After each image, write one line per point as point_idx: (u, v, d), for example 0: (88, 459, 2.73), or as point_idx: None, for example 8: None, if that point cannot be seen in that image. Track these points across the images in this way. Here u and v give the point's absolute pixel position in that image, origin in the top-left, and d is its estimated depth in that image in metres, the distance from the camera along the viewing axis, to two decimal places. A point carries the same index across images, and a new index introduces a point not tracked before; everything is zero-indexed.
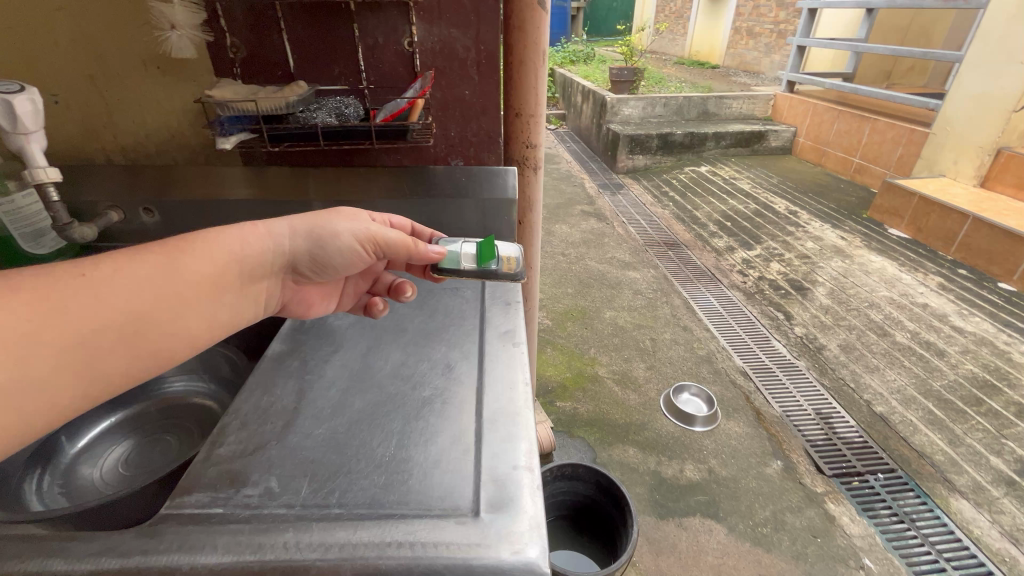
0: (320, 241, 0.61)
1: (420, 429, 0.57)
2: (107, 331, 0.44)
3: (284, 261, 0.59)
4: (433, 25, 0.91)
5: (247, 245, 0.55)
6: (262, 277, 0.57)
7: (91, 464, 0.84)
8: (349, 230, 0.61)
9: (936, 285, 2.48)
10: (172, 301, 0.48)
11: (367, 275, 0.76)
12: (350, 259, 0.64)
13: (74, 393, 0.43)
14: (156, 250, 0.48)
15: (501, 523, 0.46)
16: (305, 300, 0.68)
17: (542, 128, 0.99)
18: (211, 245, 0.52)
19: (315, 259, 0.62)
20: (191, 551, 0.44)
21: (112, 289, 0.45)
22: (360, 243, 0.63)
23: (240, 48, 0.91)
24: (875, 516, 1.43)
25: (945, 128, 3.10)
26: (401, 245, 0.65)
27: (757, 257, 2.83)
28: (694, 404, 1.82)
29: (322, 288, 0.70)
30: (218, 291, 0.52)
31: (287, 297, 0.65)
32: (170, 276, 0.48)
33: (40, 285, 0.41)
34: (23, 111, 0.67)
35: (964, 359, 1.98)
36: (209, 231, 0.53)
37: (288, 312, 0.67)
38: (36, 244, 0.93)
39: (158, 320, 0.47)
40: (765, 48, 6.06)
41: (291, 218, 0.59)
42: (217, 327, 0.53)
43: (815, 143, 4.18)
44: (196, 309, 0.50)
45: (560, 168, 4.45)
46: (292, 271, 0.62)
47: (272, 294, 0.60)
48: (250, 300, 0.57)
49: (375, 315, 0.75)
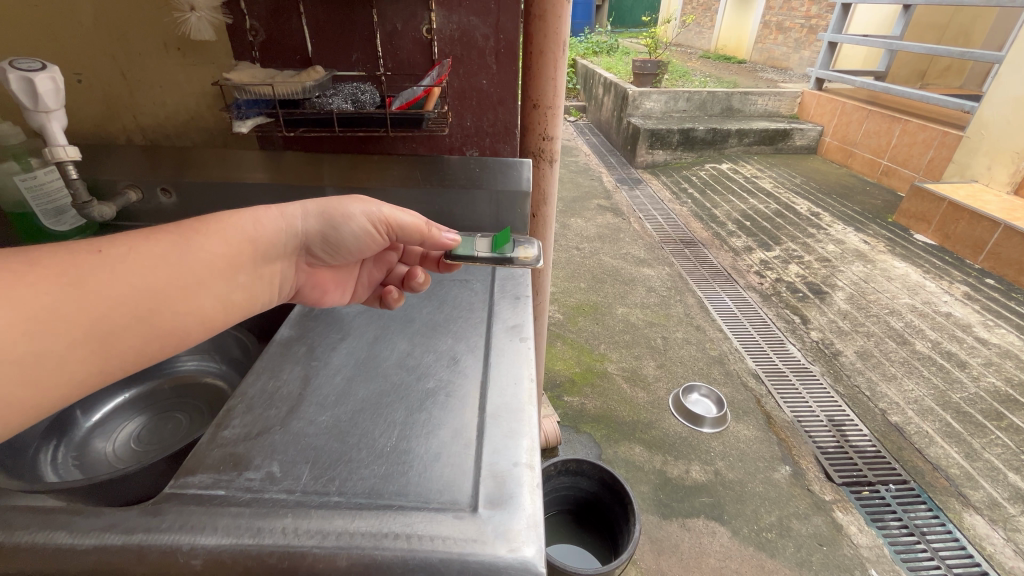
0: (333, 223, 0.61)
1: (422, 421, 0.57)
2: (123, 308, 0.44)
3: (298, 244, 0.60)
4: (452, 12, 0.89)
5: (262, 226, 0.56)
6: (276, 259, 0.58)
7: (104, 438, 0.86)
8: (362, 211, 0.61)
9: (961, 295, 2.41)
10: (187, 280, 0.48)
11: (381, 263, 0.76)
12: (363, 241, 0.65)
13: (88, 369, 0.43)
14: (171, 230, 0.49)
15: (499, 519, 0.46)
16: (317, 286, 0.68)
17: (559, 120, 0.96)
18: (225, 225, 0.53)
19: (328, 241, 0.62)
20: (192, 532, 0.44)
21: (128, 266, 0.45)
22: (374, 226, 0.63)
23: (259, 32, 0.91)
24: (885, 527, 1.40)
25: (980, 132, 2.99)
26: (415, 229, 0.65)
27: (775, 258, 2.77)
28: (703, 405, 1.80)
29: (334, 274, 0.70)
30: (233, 271, 0.52)
31: (302, 281, 0.65)
32: (185, 255, 0.49)
33: (57, 262, 0.42)
34: (44, 90, 0.68)
35: (986, 372, 1.93)
36: (223, 213, 0.54)
37: (302, 298, 0.68)
38: (57, 221, 0.95)
39: (175, 299, 0.48)
40: (794, 43, 5.90)
41: (304, 200, 0.60)
42: (231, 308, 0.53)
43: (841, 144, 4.07)
44: (212, 288, 0.50)
45: (578, 160, 4.41)
46: (306, 254, 0.63)
47: (285, 277, 0.61)
48: (263, 282, 0.57)
49: (390, 305, 0.75)
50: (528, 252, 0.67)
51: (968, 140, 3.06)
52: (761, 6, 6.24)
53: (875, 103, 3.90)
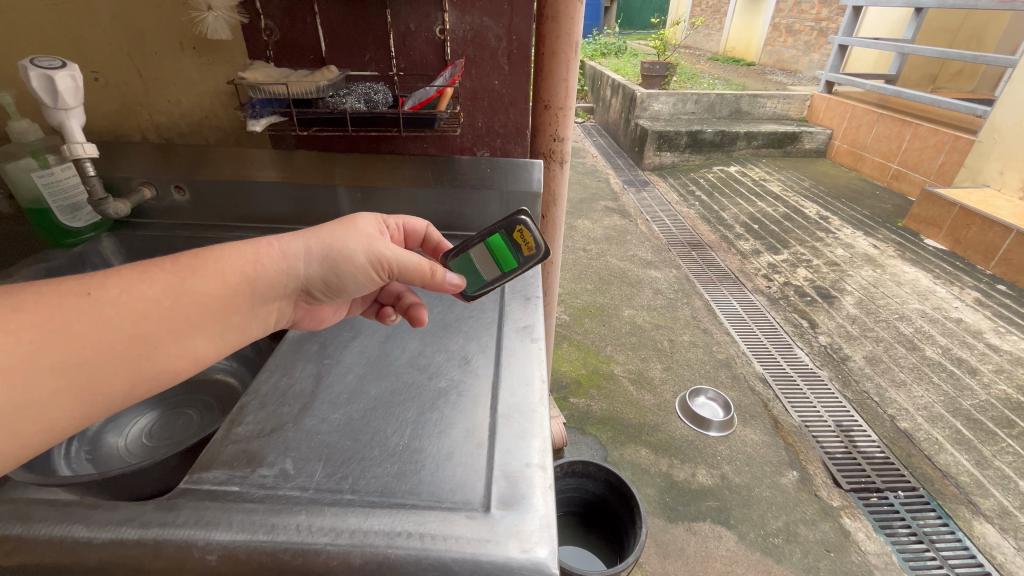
0: (336, 266, 0.57)
1: (434, 420, 0.57)
2: (107, 354, 0.43)
3: (299, 284, 0.57)
4: (466, 12, 0.90)
5: (262, 267, 0.52)
6: (275, 299, 0.55)
7: (116, 433, 0.87)
8: (367, 256, 0.57)
9: (972, 301, 2.38)
10: (178, 326, 0.47)
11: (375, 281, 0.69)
12: (363, 283, 0.61)
13: (70, 415, 0.42)
14: (168, 268, 0.47)
15: (511, 519, 0.46)
16: (315, 315, 0.65)
17: (570, 122, 0.97)
18: (223, 265, 0.50)
19: (329, 285, 0.59)
20: (206, 527, 0.45)
21: (116, 311, 0.43)
22: (375, 269, 0.59)
23: (274, 31, 0.91)
24: (893, 534, 1.39)
25: (992, 137, 2.97)
26: (418, 271, 0.60)
27: (783, 262, 2.76)
28: (710, 409, 1.79)
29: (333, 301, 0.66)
30: (227, 315, 0.51)
31: (299, 315, 0.62)
32: (176, 299, 0.46)
33: (41, 304, 0.40)
34: (64, 88, 0.69)
35: (997, 379, 1.91)
36: (223, 248, 0.51)
37: (298, 326, 0.65)
38: (72, 217, 0.96)
39: (163, 346, 0.46)
40: (804, 46, 5.87)
41: (308, 238, 0.56)
42: (222, 349, 0.52)
43: (851, 147, 4.04)
44: (202, 333, 0.49)
45: (585, 162, 4.41)
46: (306, 292, 0.60)
47: (283, 314, 0.58)
48: (259, 320, 0.55)
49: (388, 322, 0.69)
50: (526, 238, 0.68)
51: (979, 145, 3.04)
52: (770, 8, 6.21)
53: (885, 107, 3.87)
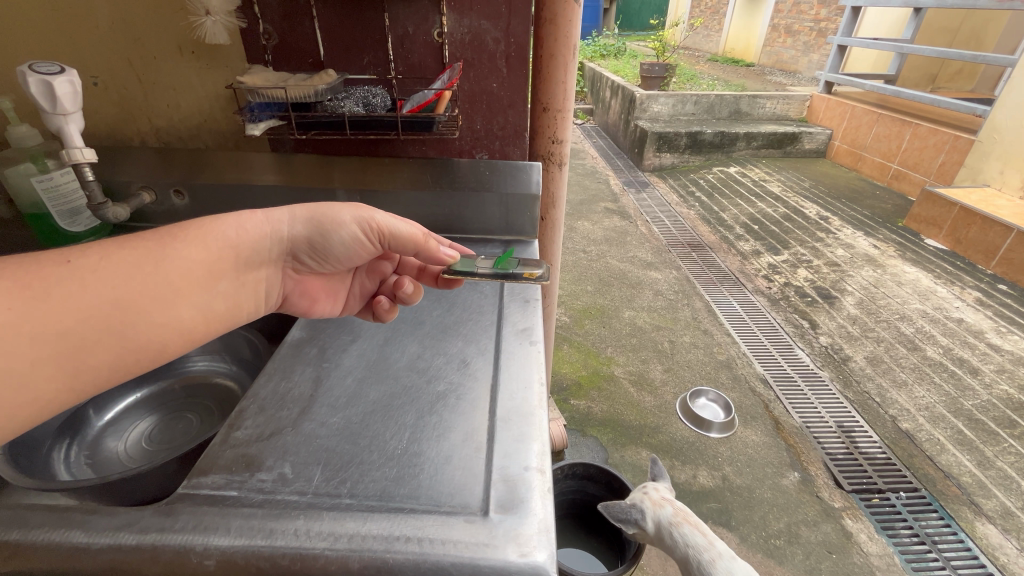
0: (321, 230, 0.60)
1: (433, 424, 0.57)
2: (93, 319, 0.44)
3: (283, 247, 0.59)
4: (464, 16, 0.90)
5: (245, 232, 0.55)
6: (259, 265, 0.57)
7: (115, 437, 0.87)
8: (350, 216, 0.60)
9: (973, 301, 2.38)
10: (162, 291, 0.48)
11: (374, 273, 0.73)
12: (353, 248, 0.63)
13: (58, 386, 0.42)
14: (148, 237, 0.49)
15: (510, 524, 0.46)
16: (307, 297, 0.67)
17: (569, 124, 0.99)
18: (205, 232, 0.52)
19: (315, 249, 0.61)
20: (205, 533, 0.45)
21: (99, 276, 0.45)
22: (364, 233, 0.62)
23: (272, 35, 0.91)
24: (895, 535, 1.39)
25: (992, 136, 2.97)
26: (410, 239, 0.64)
27: (783, 263, 2.75)
28: (710, 410, 1.79)
29: (324, 283, 0.68)
30: (213, 280, 0.52)
31: (289, 290, 0.64)
32: (160, 264, 0.48)
33: (24, 272, 0.41)
34: (63, 93, 0.69)
35: (999, 379, 1.90)
36: (203, 220, 0.53)
37: (291, 309, 0.66)
38: (72, 222, 0.95)
39: (149, 311, 0.47)
40: (803, 47, 5.88)
41: (291, 206, 0.59)
42: (211, 318, 0.53)
43: (851, 147, 4.04)
44: (190, 297, 0.50)
45: (585, 163, 4.41)
46: (292, 259, 0.62)
47: (271, 284, 0.60)
48: (247, 289, 0.57)
49: (382, 316, 0.72)
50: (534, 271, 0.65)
51: (980, 144, 3.04)
52: (770, 9, 6.21)
53: (885, 107, 3.87)
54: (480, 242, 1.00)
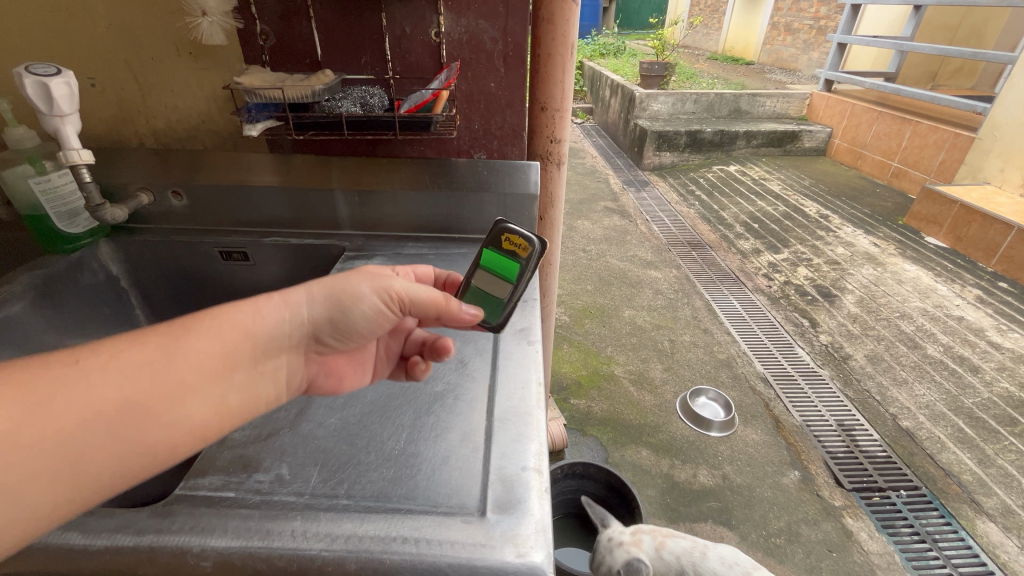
0: (350, 304, 0.51)
1: (430, 425, 0.57)
2: (90, 429, 0.37)
3: (310, 330, 0.51)
4: (461, 16, 0.90)
5: (266, 317, 0.47)
6: (281, 351, 0.49)
7: None
8: (370, 288, 0.51)
9: (973, 298, 2.38)
10: (166, 391, 0.40)
11: (397, 333, 0.63)
12: (379, 322, 0.54)
13: (52, 504, 0.36)
14: (162, 330, 0.42)
15: (507, 525, 0.45)
16: (333, 377, 0.57)
17: (568, 123, 0.98)
18: (223, 319, 0.44)
19: (343, 326, 0.52)
20: (202, 534, 0.45)
21: (104, 379, 0.38)
22: (385, 303, 0.53)
23: (269, 36, 0.91)
24: (895, 534, 1.39)
25: (992, 134, 2.97)
26: (430, 301, 0.55)
27: (784, 261, 2.75)
28: (710, 409, 1.78)
29: (351, 358, 0.58)
30: (226, 374, 0.44)
31: (317, 374, 0.55)
32: (170, 360, 0.41)
33: (22, 374, 0.35)
34: (59, 93, 0.69)
35: (999, 377, 1.90)
36: (225, 305, 0.46)
37: (317, 391, 0.56)
38: (71, 224, 0.95)
39: (149, 415, 0.39)
40: (803, 45, 5.88)
41: (309, 283, 0.50)
42: (228, 418, 0.44)
43: (851, 145, 4.03)
44: (203, 398, 0.42)
45: (584, 162, 4.41)
46: (318, 341, 0.52)
47: (297, 371, 0.51)
48: (271, 379, 0.48)
49: (418, 375, 0.61)
50: (516, 240, 0.63)
51: (980, 142, 3.03)
52: (769, 7, 6.21)
53: (885, 105, 3.87)
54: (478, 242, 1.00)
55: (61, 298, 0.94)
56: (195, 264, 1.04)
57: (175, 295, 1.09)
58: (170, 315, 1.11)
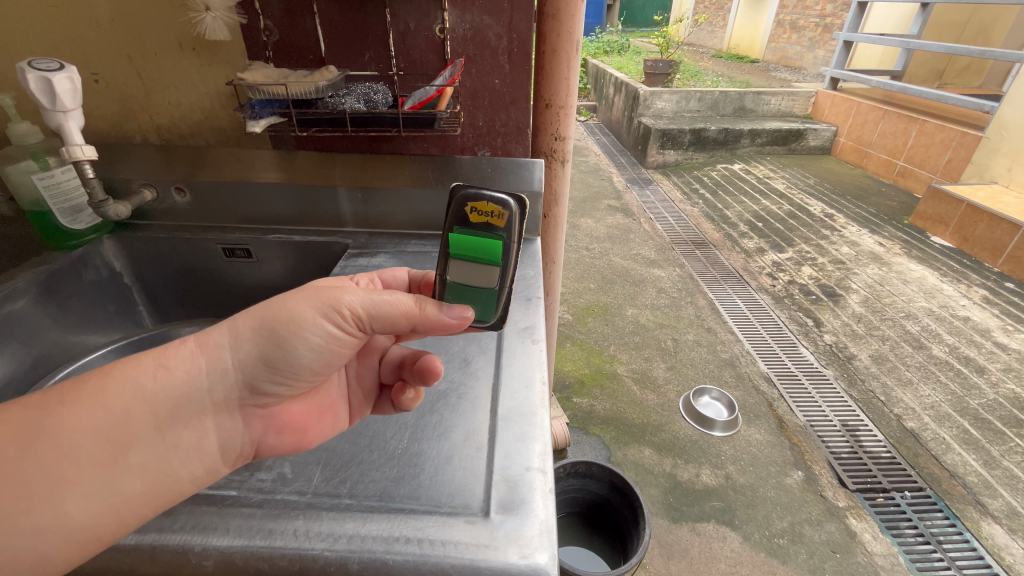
0: (275, 348, 0.45)
1: (434, 424, 0.57)
2: None
3: (230, 384, 0.45)
4: (466, 11, 0.89)
5: (163, 379, 0.43)
6: (195, 416, 0.44)
7: None
8: (309, 308, 0.44)
9: (979, 299, 2.36)
10: (41, 482, 0.38)
11: (369, 356, 0.58)
12: (329, 355, 0.48)
13: None
14: (40, 407, 0.40)
15: (511, 525, 0.45)
16: (292, 429, 0.51)
17: (572, 120, 0.99)
18: (110, 387, 0.41)
19: (275, 373, 0.46)
20: (204, 532, 0.44)
21: None
22: (334, 328, 0.46)
23: (273, 31, 0.91)
24: (900, 535, 1.38)
25: (1000, 133, 2.94)
26: (399, 312, 0.48)
27: (788, 260, 2.74)
28: (714, 408, 1.78)
29: (313, 403, 0.52)
30: (117, 455, 0.41)
31: (265, 430, 0.49)
32: (43, 443, 0.39)
33: None
34: (62, 89, 0.69)
35: (1005, 378, 1.89)
36: (120, 367, 0.43)
37: (275, 448, 0.50)
38: (73, 220, 0.95)
39: (22, 509, 0.38)
40: (809, 42, 5.84)
41: (231, 322, 0.45)
42: (126, 498, 0.41)
43: (856, 144, 4.01)
44: (84, 482, 0.40)
45: (588, 160, 4.40)
46: (252, 393, 0.47)
47: (227, 430, 0.46)
48: (184, 447, 0.44)
49: (410, 403, 0.56)
50: (483, 211, 0.54)
51: (987, 141, 3.01)
52: (774, 4, 6.17)
53: (891, 103, 3.84)
54: None
55: (64, 294, 0.94)
56: (197, 262, 1.04)
57: (177, 291, 1.08)
58: (173, 312, 1.10)
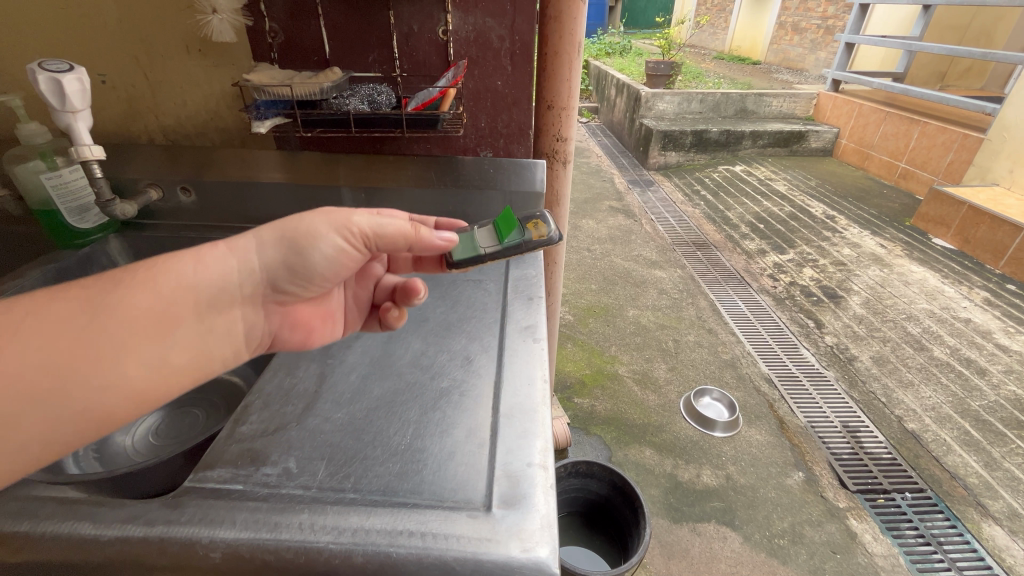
0: (299, 252, 0.51)
1: (436, 420, 0.57)
2: (21, 390, 0.39)
3: (259, 280, 0.51)
4: (469, 13, 0.90)
5: (202, 270, 0.47)
6: (228, 305, 0.50)
7: (123, 431, 0.87)
8: (326, 223, 0.51)
9: (980, 300, 2.36)
10: (100, 351, 0.42)
11: (366, 278, 0.66)
12: (339, 265, 0.54)
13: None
14: (90, 289, 0.43)
15: (513, 519, 0.46)
16: (300, 329, 0.59)
17: (574, 122, 0.99)
18: (154, 275, 0.45)
19: (296, 274, 0.53)
20: (211, 525, 0.45)
21: (27, 340, 0.39)
22: (346, 242, 0.53)
23: (278, 33, 0.92)
24: (900, 536, 1.38)
25: (1002, 135, 2.94)
26: (399, 234, 0.55)
27: (789, 262, 2.74)
28: (715, 409, 1.79)
29: (317, 309, 0.60)
30: (165, 332, 0.45)
31: (280, 324, 0.56)
32: (98, 319, 0.42)
33: None
34: (71, 90, 0.69)
35: (1006, 379, 1.89)
36: (158, 259, 0.46)
37: (286, 341, 0.58)
38: (81, 219, 0.96)
39: (83, 375, 0.41)
40: (810, 44, 5.84)
41: (257, 228, 0.50)
42: (169, 372, 0.46)
43: (858, 146, 4.01)
44: (136, 355, 0.44)
45: (589, 161, 4.41)
46: (274, 290, 0.53)
47: (252, 320, 0.53)
48: (218, 331, 0.49)
49: (392, 322, 0.65)
50: (539, 227, 0.66)
51: (989, 143, 3.01)
52: (776, 6, 6.18)
53: (893, 105, 3.84)
54: None
55: None
56: None
57: None
58: None
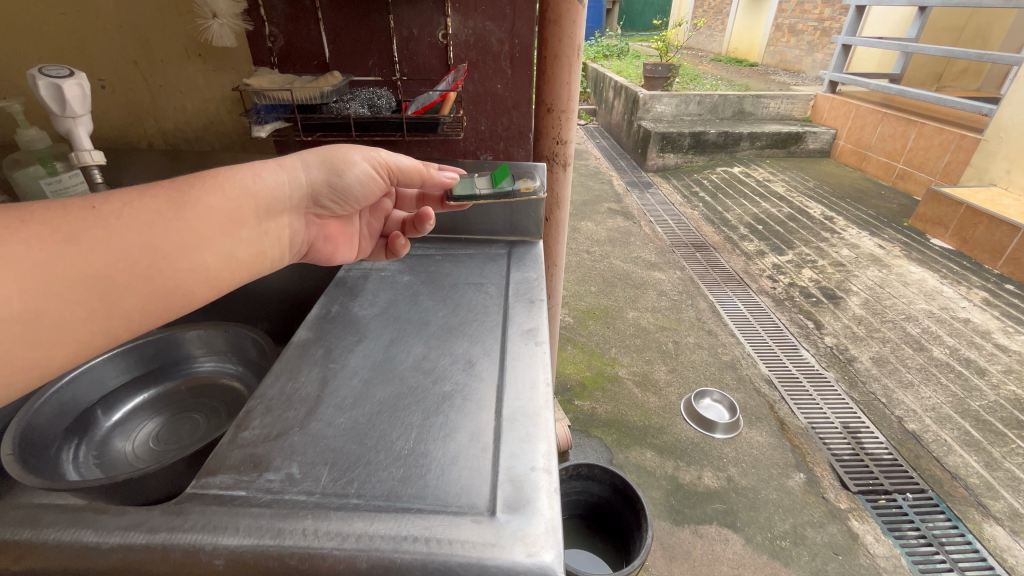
0: (336, 171, 0.62)
1: (439, 425, 0.57)
2: (120, 265, 0.42)
3: (305, 194, 0.60)
4: (468, 17, 0.90)
5: (261, 180, 0.53)
6: (280, 212, 0.56)
7: (124, 437, 0.87)
8: (360, 153, 0.63)
9: (979, 300, 2.37)
10: (186, 240, 0.46)
11: (377, 215, 0.82)
12: (368, 189, 0.66)
13: (90, 328, 0.42)
14: (167, 185, 0.47)
15: (517, 524, 0.46)
16: (329, 243, 0.70)
17: (574, 125, 0.99)
18: (223, 181, 0.50)
19: (334, 191, 0.63)
20: (214, 532, 0.45)
21: (122, 222, 0.43)
22: (375, 170, 0.65)
23: (278, 38, 0.92)
24: (902, 537, 1.38)
25: (999, 136, 2.96)
26: (415, 171, 0.69)
27: (788, 263, 2.74)
28: (715, 411, 1.79)
29: (342, 228, 0.72)
30: (235, 227, 0.50)
31: (314, 235, 0.66)
32: (181, 210, 0.46)
33: (49, 217, 0.40)
34: (71, 95, 0.69)
35: (1006, 379, 1.89)
36: (222, 168, 0.51)
37: (317, 252, 0.69)
38: None
39: (174, 256, 0.45)
40: (807, 46, 5.87)
41: (303, 152, 0.59)
42: (236, 265, 0.50)
43: (856, 147, 4.02)
44: (215, 246, 0.48)
45: (588, 164, 4.42)
46: (315, 205, 0.63)
47: (296, 229, 0.59)
48: (273, 236, 0.55)
49: (398, 251, 0.83)
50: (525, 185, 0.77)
51: (986, 143, 3.02)
52: (773, 8, 6.20)
53: (889, 106, 3.86)
54: (484, 244, 0.98)
55: None
56: None
57: None
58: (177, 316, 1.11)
